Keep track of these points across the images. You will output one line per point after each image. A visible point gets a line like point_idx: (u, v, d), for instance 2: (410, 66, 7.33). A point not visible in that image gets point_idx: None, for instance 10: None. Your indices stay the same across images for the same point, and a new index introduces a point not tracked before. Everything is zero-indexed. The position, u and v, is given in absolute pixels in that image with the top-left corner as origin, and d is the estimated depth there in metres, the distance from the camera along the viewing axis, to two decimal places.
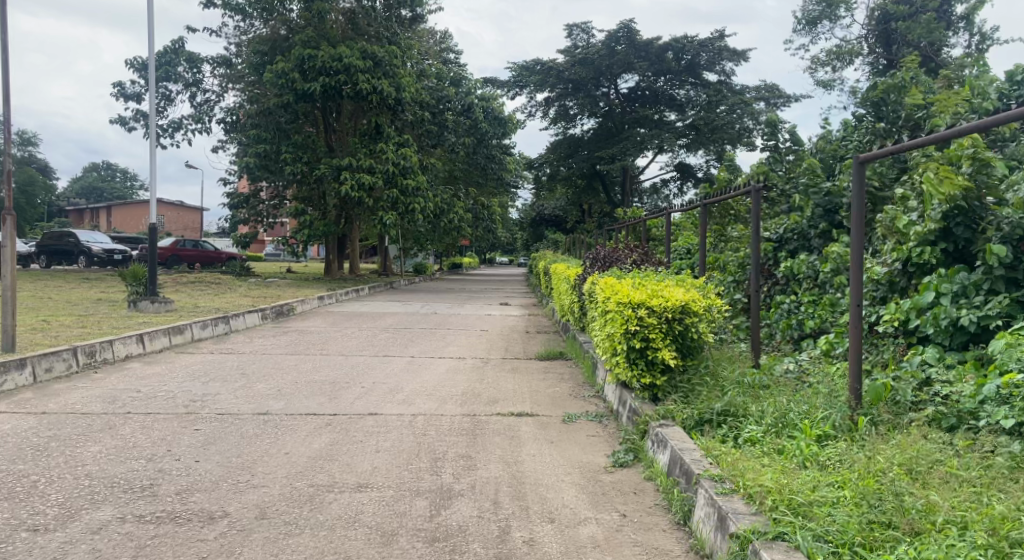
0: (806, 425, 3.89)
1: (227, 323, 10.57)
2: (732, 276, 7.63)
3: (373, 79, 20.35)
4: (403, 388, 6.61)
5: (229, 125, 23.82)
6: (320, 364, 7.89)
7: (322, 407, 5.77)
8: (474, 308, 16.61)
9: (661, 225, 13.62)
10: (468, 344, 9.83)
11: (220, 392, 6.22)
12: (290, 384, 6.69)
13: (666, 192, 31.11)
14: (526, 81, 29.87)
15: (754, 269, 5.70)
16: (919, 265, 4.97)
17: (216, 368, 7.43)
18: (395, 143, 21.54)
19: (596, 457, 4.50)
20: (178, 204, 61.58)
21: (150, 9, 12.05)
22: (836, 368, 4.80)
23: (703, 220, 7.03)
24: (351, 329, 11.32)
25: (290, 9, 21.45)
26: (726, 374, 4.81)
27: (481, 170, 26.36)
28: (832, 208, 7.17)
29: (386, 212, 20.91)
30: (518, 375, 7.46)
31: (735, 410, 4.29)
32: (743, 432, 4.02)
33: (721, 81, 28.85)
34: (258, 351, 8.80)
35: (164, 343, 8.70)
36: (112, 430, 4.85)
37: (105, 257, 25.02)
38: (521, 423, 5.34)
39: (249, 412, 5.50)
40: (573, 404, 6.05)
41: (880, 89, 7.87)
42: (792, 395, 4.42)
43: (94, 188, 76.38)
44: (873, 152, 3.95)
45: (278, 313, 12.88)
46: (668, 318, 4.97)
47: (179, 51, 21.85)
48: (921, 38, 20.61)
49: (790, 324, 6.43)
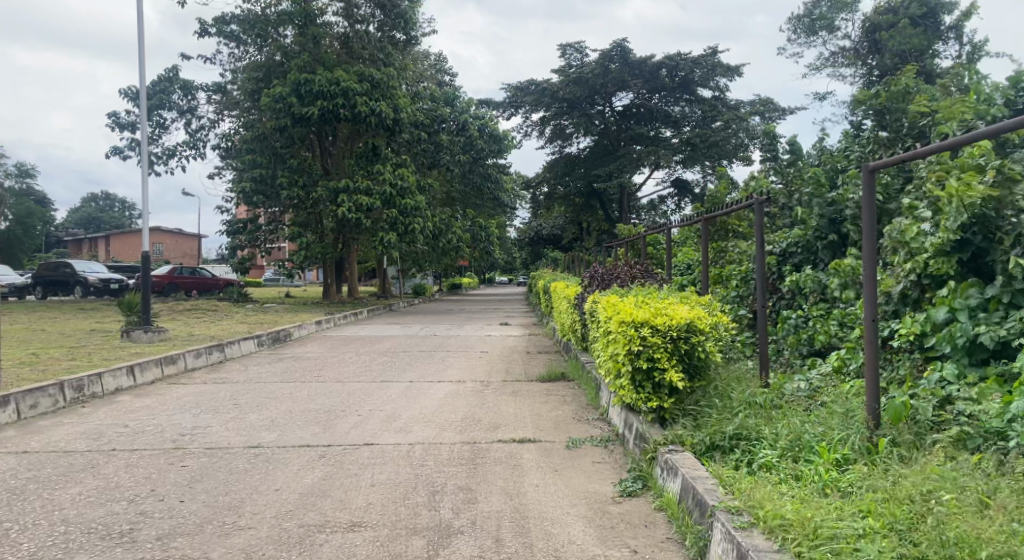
0: (821, 448, 3.70)
1: (221, 351, 10.36)
2: (736, 292, 7.47)
3: (371, 101, 20.43)
4: (401, 416, 6.39)
5: (224, 151, 23.74)
6: (316, 392, 7.67)
7: (316, 438, 5.55)
8: (473, 329, 16.39)
9: (661, 240, 13.44)
10: (468, 367, 9.62)
11: (211, 425, 6.00)
12: (284, 414, 6.46)
13: (663, 208, 30.99)
14: (521, 101, 29.89)
15: (760, 285, 5.53)
16: (933, 277, 4.79)
17: (207, 399, 7.21)
18: (391, 164, 21.54)
19: (602, 487, 4.27)
20: (177, 231, 61.65)
21: (140, 38, 11.98)
22: (851, 386, 4.61)
23: (704, 235, 6.86)
24: (347, 354, 11.10)
25: (284, 34, 21.49)
26: (737, 394, 4.60)
27: (476, 191, 26.05)
28: (837, 219, 7.00)
29: (385, 232, 20.80)
30: (519, 399, 7.24)
31: (747, 433, 4.07)
32: (757, 457, 3.82)
33: (716, 97, 28.85)
34: (252, 379, 8.58)
35: (156, 374, 8.49)
36: (94, 470, 4.63)
37: (101, 287, 24.97)
38: (522, 450, 5.11)
39: (239, 446, 5.28)
40: (576, 428, 5.81)
41: (884, 98, 7.67)
42: (806, 416, 4.21)
43: (92, 218, 76.47)
44: (882, 160, 3.79)
45: (274, 339, 12.67)
46: (674, 337, 4.76)
47: (173, 79, 21.88)
48: (902, 47, 20.64)
49: (799, 340, 6.22)
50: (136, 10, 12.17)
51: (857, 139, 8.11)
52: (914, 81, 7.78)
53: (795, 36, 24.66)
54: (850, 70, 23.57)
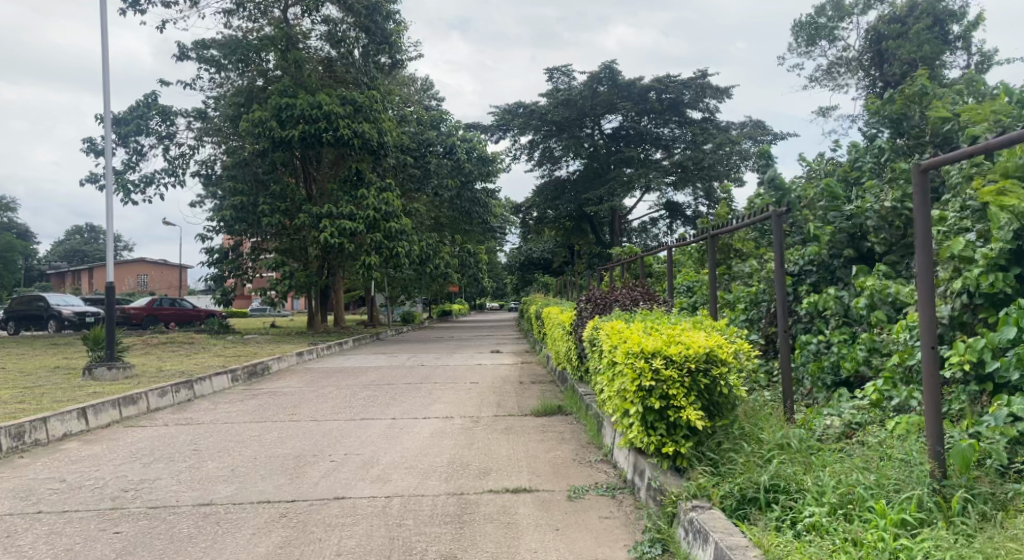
0: (879, 504, 3.05)
1: (190, 388, 9.59)
2: (744, 315, 6.94)
3: (354, 124, 19.90)
4: (379, 461, 5.67)
5: (205, 178, 23.03)
6: (289, 433, 6.94)
7: (279, 491, 4.82)
8: (464, 358, 15.63)
9: (661, 260, 12.83)
10: (457, 401, 8.87)
11: (160, 477, 5.26)
12: (246, 461, 5.71)
13: (654, 231, 30.53)
14: (509, 124, 29.57)
15: (780, 307, 4.99)
16: (988, 295, 4.13)
17: (164, 445, 6.46)
18: (376, 188, 20.89)
19: (614, 552, 3.58)
20: (162, 263, 60.62)
21: (104, 63, 11.38)
22: (897, 425, 3.98)
23: (711, 252, 6.54)
24: (327, 388, 10.33)
25: (266, 59, 21.06)
26: (768, 434, 3.94)
27: (464, 216, 25.17)
28: (857, 234, 6.38)
29: (369, 256, 20.14)
30: (512, 437, 6.52)
31: (786, 483, 3.40)
32: (803, 514, 3.15)
33: (705, 118, 28.49)
34: (220, 419, 7.83)
35: (112, 416, 7.73)
36: (8, 540, 3.91)
37: (75, 320, 24.11)
38: (518, 503, 4.42)
39: (187, 504, 4.54)
40: (578, 473, 5.14)
41: (900, 102, 6.93)
42: (853, 462, 3.56)
43: (77, 250, 75.38)
44: (938, 158, 3.20)
45: (251, 373, 11.89)
46: (691, 370, 4.10)
47: (151, 104, 21.31)
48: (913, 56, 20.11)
49: (822, 368, 5.58)
50: (101, 32, 11.64)
51: (869, 149, 7.28)
52: (931, 82, 7.09)
53: (795, 45, 24.45)
54: (850, 82, 23.26)
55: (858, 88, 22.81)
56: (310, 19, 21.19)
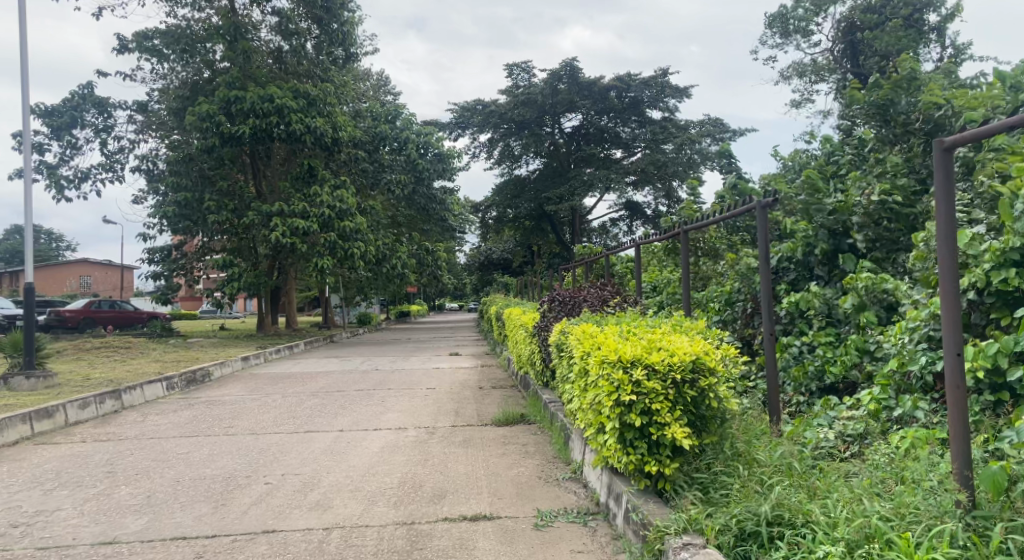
0: (904, 540, 2.54)
1: (117, 398, 8.73)
2: (717, 316, 6.50)
3: (307, 119, 19.04)
4: (320, 482, 5.02)
5: (146, 174, 21.82)
6: (221, 450, 6.22)
7: (199, 524, 4.14)
8: (420, 361, 14.91)
9: (624, 258, 12.38)
10: (411, 409, 8.23)
11: (60, 508, 4.52)
12: (166, 486, 5.00)
13: (614, 231, 30.27)
14: (468, 122, 28.89)
15: (766, 306, 4.53)
16: (1002, 293, 3.73)
17: (73, 467, 5.67)
18: (329, 185, 20.07)
19: None
20: (105, 264, 58.06)
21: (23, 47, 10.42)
22: (905, 440, 3.53)
23: (684, 249, 6.00)
24: (272, 396, 9.57)
25: (212, 51, 20.01)
26: (765, 456, 3.43)
27: (422, 213, 24.42)
28: (838, 231, 5.91)
29: (322, 257, 19.29)
30: (470, 451, 5.93)
31: (791, 515, 2.90)
32: (815, 553, 2.63)
33: (665, 118, 28.21)
34: (145, 434, 7.04)
35: (22, 433, 6.90)
36: None
37: (5, 324, 22.62)
38: (476, 534, 3.85)
39: (84, 543, 3.84)
40: (544, 494, 4.60)
41: (887, 88, 6.54)
42: (862, 487, 3.07)
43: (15, 251, 71.88)
44: (965, 135, 2.69)
45: (190, 380, 11.02)
46: (675, 381, 3.59)
47: (87, 96, 20.05)
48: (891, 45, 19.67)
49: (805, 373, 5.12)
50: (19, 17, 10.68)
51: (847, 142, 7.03)
52: (917, 67, 6.70)
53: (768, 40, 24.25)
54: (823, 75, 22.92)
55: (829, 82, 22.53)
56: (260, 9, 20.23)
